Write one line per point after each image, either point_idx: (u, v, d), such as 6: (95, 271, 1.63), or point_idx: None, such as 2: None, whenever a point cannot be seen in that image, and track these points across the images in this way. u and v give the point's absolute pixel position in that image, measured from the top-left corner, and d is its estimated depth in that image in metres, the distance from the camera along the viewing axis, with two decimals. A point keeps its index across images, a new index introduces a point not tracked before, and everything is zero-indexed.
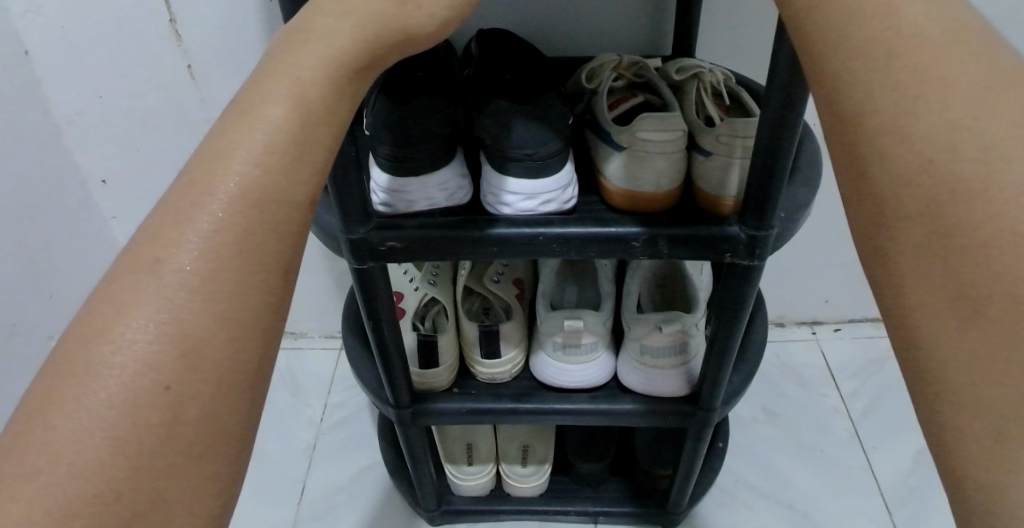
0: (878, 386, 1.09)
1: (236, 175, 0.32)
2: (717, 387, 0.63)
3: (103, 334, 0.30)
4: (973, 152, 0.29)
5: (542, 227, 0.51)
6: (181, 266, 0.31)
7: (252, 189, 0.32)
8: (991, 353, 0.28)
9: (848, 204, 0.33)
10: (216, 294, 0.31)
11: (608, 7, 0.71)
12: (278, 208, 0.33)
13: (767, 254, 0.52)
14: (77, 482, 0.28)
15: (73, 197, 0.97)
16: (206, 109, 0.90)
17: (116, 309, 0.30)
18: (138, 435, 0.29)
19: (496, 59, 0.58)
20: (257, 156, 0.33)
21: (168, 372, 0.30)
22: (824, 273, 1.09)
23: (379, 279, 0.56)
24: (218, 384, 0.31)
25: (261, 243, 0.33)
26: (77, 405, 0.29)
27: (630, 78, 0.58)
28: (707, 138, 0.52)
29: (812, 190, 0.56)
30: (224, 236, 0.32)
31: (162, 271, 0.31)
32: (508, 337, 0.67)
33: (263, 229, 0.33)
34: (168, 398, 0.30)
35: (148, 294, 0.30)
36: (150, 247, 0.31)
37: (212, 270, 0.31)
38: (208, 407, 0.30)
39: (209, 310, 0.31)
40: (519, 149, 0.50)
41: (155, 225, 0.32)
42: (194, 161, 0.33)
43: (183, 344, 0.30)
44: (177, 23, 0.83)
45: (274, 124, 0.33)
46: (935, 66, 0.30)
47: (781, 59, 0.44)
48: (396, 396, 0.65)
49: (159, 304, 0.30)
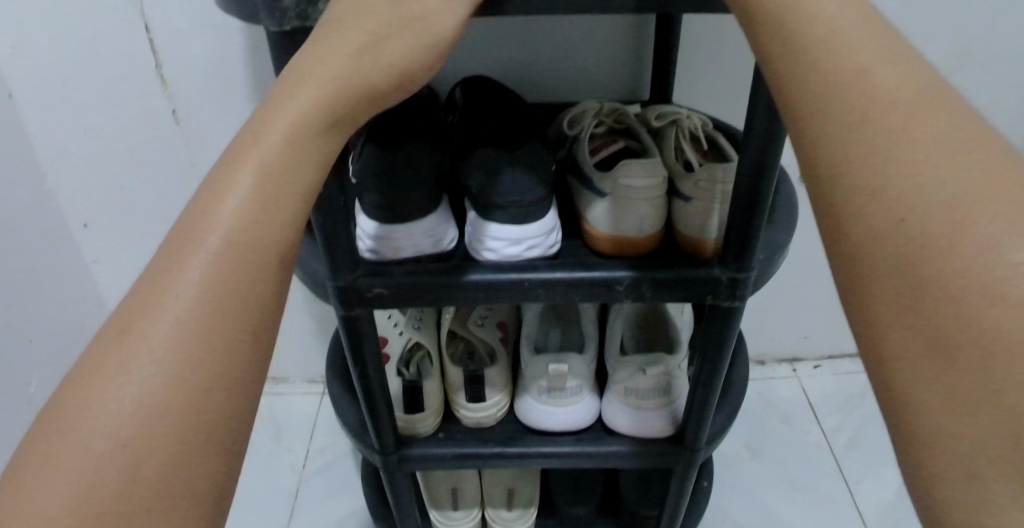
0: (860, 421, 1.10)
1: (219, 233, 0.35)
2: (702, 426, 0.63)
3: (94, 379, 0.33)
4: (941, 203, 0.30)
5: (527, 272, 0.51)
6: (165, 315, 0.34)
7: (231, 245, 0.36)
8: (965, 395, 0.29)
9: (826, 249, 0.34)
10: (194, 342, 0.34)
11: (587, 54, 0.73)
12: (254, 264, 0.36)
13: (748, 295, 0.53)
14: (61, 513, 0.30)
15: (54, 239, 0.96)
16: (190, 151, 0.91)
17: (106, 355, 0.33)
18: (142, 473, 0.32)
19: (480, 107, 0.59)
20: (237, 217, 0.36)
21: (147, 414, 0.32)
22: (804, 310, 1.11)
23: (366, 325, 0.56)
24: (204, 426, 0.33)
25: (237, 296, 0.35)
26: (66, 443, 0.31)
27: (611, 124, 0.60)
28: (687, 183, 0.53)
29: (790, 232, 0.57)
30: (203, 286, 0.35)
31: (148, 321, 0.34)
32: (493, 380, 0.67)
33: (239, 279, 0.36)
34: (146, 440, 0.32)
35: (134, 342, 0.33)
36: (141, 298, 0.34)
37: (191, 320, 0.34)
38: (183, 448, 0.33)
39: (189, 362, 0.34)
40: (503, 196, 0.50)
41: (146, 280, 0.35)
42: (182, 221, 0.36)
43: (164, 389, 0.33)
44: (164, 67, 0.83)
45: (252, 187, 0.36)
46: (900, 122, 0.32)
47: (757, 108, 0.45)
48: (382, 441, 0.64)
49: (144, 351, 0.33)
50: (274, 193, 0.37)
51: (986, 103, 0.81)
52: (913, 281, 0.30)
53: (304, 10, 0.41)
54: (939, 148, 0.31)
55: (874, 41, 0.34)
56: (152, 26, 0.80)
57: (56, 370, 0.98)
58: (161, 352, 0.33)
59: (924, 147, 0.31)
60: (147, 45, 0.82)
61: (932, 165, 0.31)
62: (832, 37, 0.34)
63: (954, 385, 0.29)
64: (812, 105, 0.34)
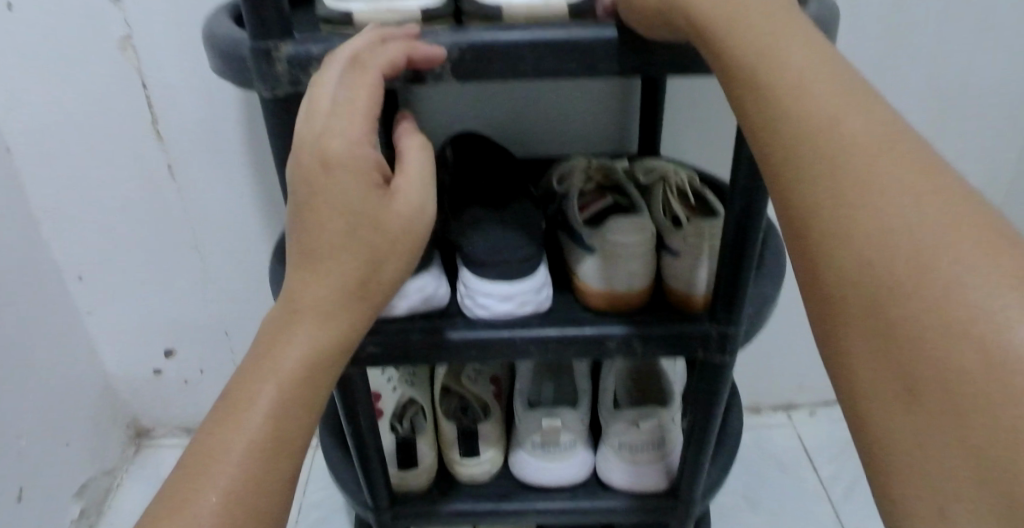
0: (858, 469, 1.09)
1: (302, 343, 0.41)
2: (697, 480, 0.63)
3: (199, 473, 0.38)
4: (910, 254, 0.30)
5: (519, 329, 0.52)
6: (256, 418, 0.39)
7: (312, 354, 0.41)
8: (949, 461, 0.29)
9: (809, 309, 0.34)
10: (278, 442, 0.39)
11: (576, 111, 0.75)
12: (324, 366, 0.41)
13: (738, 349, 0.54)
14: None
15: (48, 294, 0.96)
16: (185, 205, 0.91)
17: (209, 453, 0.38)
18: None
19: (471, 166, 0.61)
20: (317, 326, 0.41)
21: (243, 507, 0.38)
22: (797, 355, 1.11)
23: (358, 383, 0.56)
24: (262, 504, 0.38)
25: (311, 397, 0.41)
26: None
27: (600, 181, 0.61)
28: (675, 239, 0.54)
29: (778, 284, 0.58)
30: (286, 391, 0.40)
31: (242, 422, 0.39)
32: (486, 435, 0.67)
33: (313, 383, 0.41)
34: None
35: (233, 442, 0.39)
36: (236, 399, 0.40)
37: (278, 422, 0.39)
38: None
39: (272, 460, 0.39)
40: (493, 255, 0.51)
41: (239, 382, 0.40)
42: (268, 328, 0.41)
43: (255, 484, 0.38)
44: (160, 123, 0.85)
45: (328, 292, 0.41)
46: (870, 175, 0.32)
47: (741, 167, 0.46)
48: (375, 499, 0.64)
49: (242, 451, 0.38)
50: (328, 297, 0.41)
51: (968, 154, 0.83)
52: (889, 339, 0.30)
53: (296, 76, 0.42)
54: (909, 199, 0.31)
55: (848, 97, 0.34)
56: (149, 83, 0.81)
57: (48, 424, 0.97)
58: (252, 448, 0.39)
59: (893, 200, 0.31)
60: (143, 101, 0.83)
61: (901, 218, 0.31)
62: (809, 94, 0.34)
63: (938, 451, 0.29)
64: (791, 167, 0.35)
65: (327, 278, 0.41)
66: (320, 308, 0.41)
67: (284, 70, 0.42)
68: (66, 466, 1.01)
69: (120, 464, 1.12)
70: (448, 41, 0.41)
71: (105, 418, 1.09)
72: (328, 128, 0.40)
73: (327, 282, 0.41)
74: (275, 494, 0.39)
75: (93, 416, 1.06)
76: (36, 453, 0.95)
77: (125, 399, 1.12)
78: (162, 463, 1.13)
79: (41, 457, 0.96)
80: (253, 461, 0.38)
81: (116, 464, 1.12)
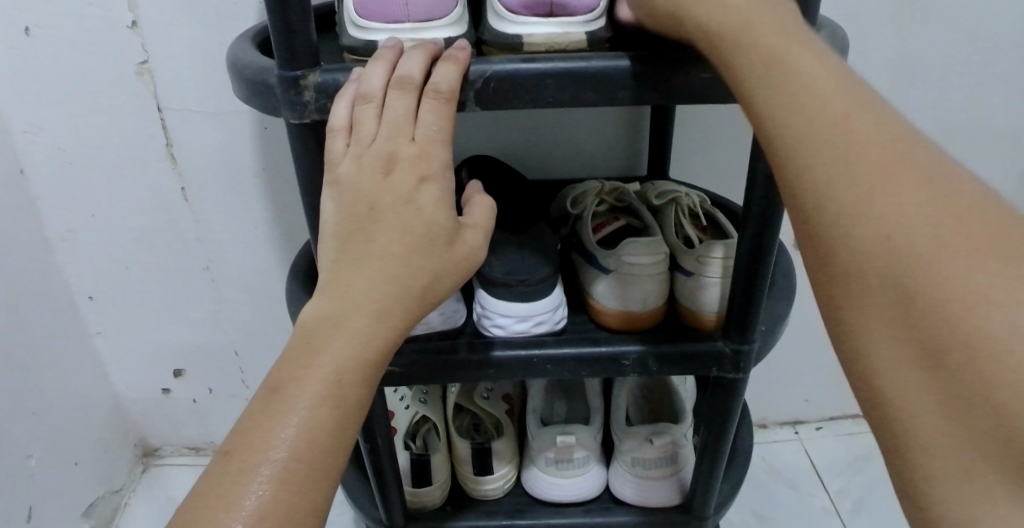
0: (865, 483, 1.10)
1: (338, 351, 0.40)
2: (710, 496, 0.64)
3: (228, 482, 0.37)
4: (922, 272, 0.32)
5: (537, 348, 0.53)
6: (288, 427, 0.39)
7: (347, 363, 0.40)
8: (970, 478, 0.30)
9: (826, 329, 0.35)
10: (311, 452, 0.39)
11: (586, 134, 0.76)
12: (362, 376, 0.41)
13: (751, 367, 0.54)
14: None
15: (60, 314, 0.97)
16: (196, 226, 0.92)
17: (239, 461, 0.38)
18: None
19: (485, 188, 0.62)
20: (358, 338, 0.41)
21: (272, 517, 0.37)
22: (801, 371, 1.13)
23: (376, 402, 0.57)
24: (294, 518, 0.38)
25: (347, 408, 0.40)
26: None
27: (612, 203, 0.62)
28: (689, 259, 0.55)
29: (789, 303, 0.59)
30: (321, 401, 0.39)
31: (274, 431, 0.39)
32: (500, 453, 0.68)
33: (350, 395, 0.40)
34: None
35: (263, 451, 0.38)
36: (267, 406, 0.39)
37: (309, 432, 0.39)
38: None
39: (303, 471, 0.38)
40: (510, 276, 0.52)
41: (273, 387, 0.40)
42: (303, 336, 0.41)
43: (286, 496, 0.38)
44: (174, 146, 0.86)
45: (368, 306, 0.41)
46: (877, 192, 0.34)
47: (755, 190, 0.47)
48: (391, 517, 0.64)
49: (272, 462, 0.38)
50: (373, 312, 0.42)
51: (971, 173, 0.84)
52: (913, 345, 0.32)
53: (323, 102, 0.43)
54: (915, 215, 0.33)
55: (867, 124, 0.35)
56: (164, 107, 0.83)
57: (58, 444, 0.97)
58: (283, 459, 0.38)
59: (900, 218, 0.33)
60: (158, 124, 0.84)
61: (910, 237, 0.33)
62: (826, 123, 0.36)
63: None
64: (809, 191, 0.36)
65: (370, 282, 0.42)
66: (360, 318, 0.41)
67: (312, 97, 0.43)
68: (74, 486, 1.01)
69: (127, 484, 1.12)
70: (475, 72, 0.43)
71: (113, 438, 1.09)
72: (384, 160, 0.43)
73: (370, 289, 0.42)
74: (310, 505, 0.39)
75: (102, 436, 1.07)
76: (47, 472, 0.95)
77: (133, 419, 1.13)
78: (170, 483, 1.13)
79: (50, 477, 0.97)
80: (287, 470, 0.38)
81: (123, 484, 1.12)
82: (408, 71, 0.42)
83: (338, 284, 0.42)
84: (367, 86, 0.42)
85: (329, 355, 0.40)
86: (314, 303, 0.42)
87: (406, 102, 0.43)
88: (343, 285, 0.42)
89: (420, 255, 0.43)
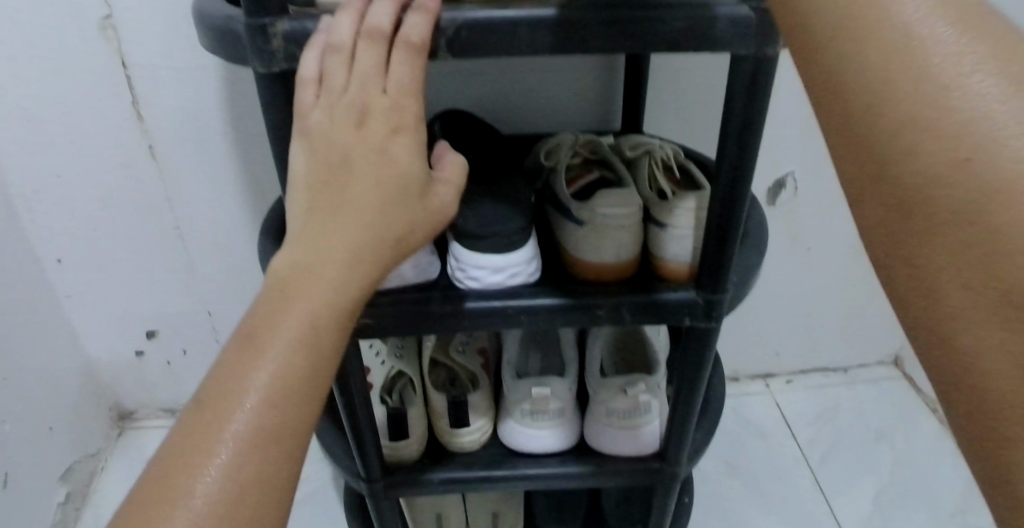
0: (833, 433, 1.13)
1: (310, 297, 0.40)
2: (682, 444, 0.65)
3: (203, 430, 0.38)
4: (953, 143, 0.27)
5: (511, 299, 0.53)
6: (260, 372, 0.39)
7: (320, 310, 0.41)
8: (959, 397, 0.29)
9: None
10: (287, 397, 0.39)
11: (559, 88, 0.75)
12: (337, 322, 0.41)
13: (723, 316, 0.55)
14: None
15: (27, 277, 0.95)
16: (166, 185, 0.91)
17: (212, 408, 0.38)
18: (219, 498, 0.37)
19: (458, 140, 0.61)
20: (331, 285, 0.41)
21: (248, 461, 0.38)
22: (771, 324, 1.15)
23: (352, 355, 0.57)
24: (270, 464, 0.39)
25: (320, 355, 0.40)
26: (185, 486, 0.37)
27: (586, 155, 0.62)
28: (662, 211, 0.55)
29: (760, 254, 0.60)
30: (294, 347, 0.40)
31: (248, 376, 0.39)
32: (476, 406, 0.69)
33: (324, 341, 0.41)
34: (244, 484, 0.38)
35: (237, 397, 0.38)
36: (240, 353, 0.39)
37: (283, 378, 0.39)
38: (268, 490, 0.38)
39: (278, 417, 0.39)
40: (484, 228, 0.52)
41: (245, 333, 0.40)
42: (276, 282, 0.41)
43: (261, 442, 0.38)
44: (140, 103, 0.84)
45: (340, 252, 0.42)
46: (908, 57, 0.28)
47: (728, 141, 0.47)
48: (368, 470, 0.65)
49: (246, 408, 0.38)
50: (347, 261, 0.42)
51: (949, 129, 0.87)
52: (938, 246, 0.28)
53: (292, 51, 0.42)
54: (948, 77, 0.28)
55: None
56: (128, 62, 0.81)
57: (31, 409, 0.97)
58: (256, 406, 0.38)
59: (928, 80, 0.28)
60: (123, 81, 0.82)
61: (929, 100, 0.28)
62: None
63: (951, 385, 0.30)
64: None
65: (341, 230, 0.42)
66: (333, 264, 0.41)
67: (281, 45, 0.42)
68: (50, 450, 1.00)
69: (104, 448, 1.12)
70: (447, 20, 0.42)
71: (88, 402, 1.09)
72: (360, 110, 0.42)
73: (341, 235, 0.42)
74: (285, 449, 0.39)
75: (76, 400, 1.06)
76: (21, 437, 0.95)
77: (107, 382, 1.12)
78: (148, 445, 1.13)
79: (25, 441, 0.96)
80: (262, 417, 0.38)
81: (100, 447, 1.12)
82: (378, 21, 0.42)
83: (308, 235, 0.42)
84: (336, 37, 0.42)
85: (300, 303, 0.40)
86: (283, 254, 0.42)
87: (377, 53, 0.42)
88: (314, 237, 0.42)
89: (393, 206, 0.43)
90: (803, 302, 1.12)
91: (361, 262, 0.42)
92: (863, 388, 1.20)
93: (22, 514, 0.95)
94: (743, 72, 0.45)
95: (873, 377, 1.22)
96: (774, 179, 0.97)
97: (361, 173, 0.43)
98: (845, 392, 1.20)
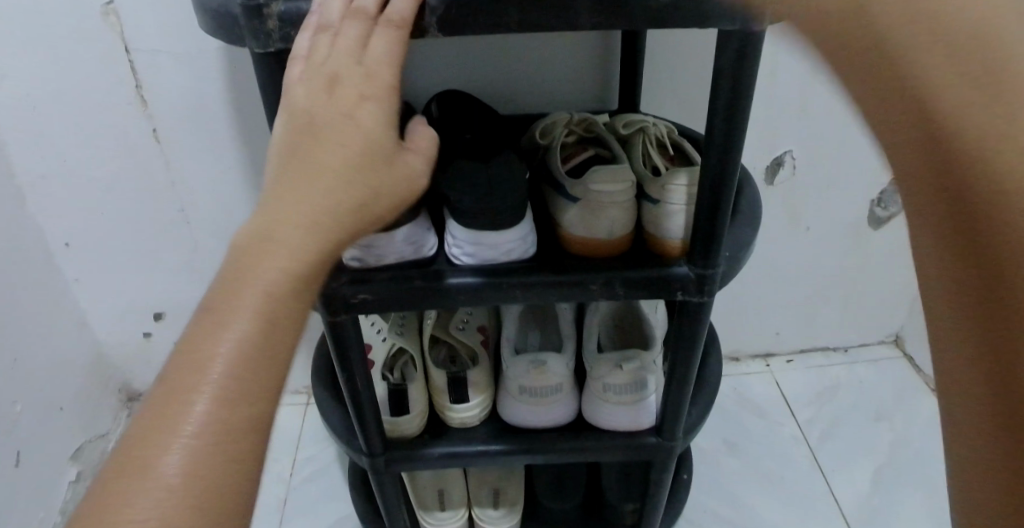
0: (832, 413, 1.14)
1: (277, 264, 0.40)
2: (678, 419, 0.66)
3: (171, 401, 0.37)
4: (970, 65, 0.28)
5: (506, 275, 0.54)
6: (226, 339, 0.38)
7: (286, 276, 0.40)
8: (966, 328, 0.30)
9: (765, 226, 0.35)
10: (254, 365, 0.38)
11: (556, 67, 0.76)
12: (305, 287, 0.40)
13: (716, 291, 0.56)
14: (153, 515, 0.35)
15: (35, 261, 0.97)
16: (170, 169, 0.92)
17: (179, 379, 0.38)
18: (191, 468, 0.36)
19: (455, 120, 0.62)
20: (298, 251, 0.40)
21: (219, 431, 0.37)
22: (771, 305, 1.16)
23: (352, 332, 0.58)
24: (241, 430, 0.38)
25: (288, 322, 0.40)
26: (155, 458, 0.36)
27: (581, 134, 0.63)
28: (655, 188, 0.56)
29: (753, 230, 0.60)
30: (261, 314, 0.39)
31: (214, 345, 0.38)
32: (475, 382, 0.70)
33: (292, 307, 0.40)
34: (217, 455, 0.37)
35: (204, 367, 0.38)
36: (206, 322, 0.39)
37: (251, 346, 0.38)
38: (241, 460, 0.38)
39: (248, 387, 0.38)
40: (479, 204, 0.53)
41: (211, 301, 0.39)
42: (239, 249, 0.40)
43: (230, 411, 0.38)
44: (143, 89, 0.85)
45: (306, 217, 0.41)
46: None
47: (716, 118, 0.48)
48: (370, 444, 0.67)
49: (213, 378, 0.38)
50: (313, 226, 0.41)
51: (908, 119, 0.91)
52: (989, 221, 0.28)
53: (287, 31, 0.44)
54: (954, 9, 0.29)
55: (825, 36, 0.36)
56: (132, 48, 0.82)
57: (42, 390, 0.98)
58: (224, 376, 0.38)
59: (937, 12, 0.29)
60: (127, 66, 0.83)
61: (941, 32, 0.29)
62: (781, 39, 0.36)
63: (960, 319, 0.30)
64: None
65: (309, 196, 0.41)
66: (300, 230, 0.40)
67: (275, 26, 0.43)
68: (61, 431, 1.02)
69: (114, 429, 1.14)
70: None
71: (97, 383, 1.10)
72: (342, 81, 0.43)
73: (309, 200, 0.41)
74: (255, 417, 0.39)
75: (86, 382, 1.08)
76: (32, 418, 0.97)
77: (116, 365, 1.14)
78: None
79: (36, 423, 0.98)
80: (229, 385, 0.38)
81: (110, 429, 1.13)
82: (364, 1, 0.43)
83: (275, 201, 0.41)
84: (326, 16, 0.43)
85: (267, 267, 0.39)
86: (249, 221, 0.41)
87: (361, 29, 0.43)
88: (280, 203, 0.41)
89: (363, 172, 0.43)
90: (803, 282, 1.13)
91: (321, 243, 0.41)
92: (864, 369, 1.21)
93: (34, 493, 0.97)
94: (730, 47, 0.45)
95: (873, 357, 1.23)
96: (772, 158, 0.98)
97: (329, 139, 0.42)
98: (845, 372, 1.21)
